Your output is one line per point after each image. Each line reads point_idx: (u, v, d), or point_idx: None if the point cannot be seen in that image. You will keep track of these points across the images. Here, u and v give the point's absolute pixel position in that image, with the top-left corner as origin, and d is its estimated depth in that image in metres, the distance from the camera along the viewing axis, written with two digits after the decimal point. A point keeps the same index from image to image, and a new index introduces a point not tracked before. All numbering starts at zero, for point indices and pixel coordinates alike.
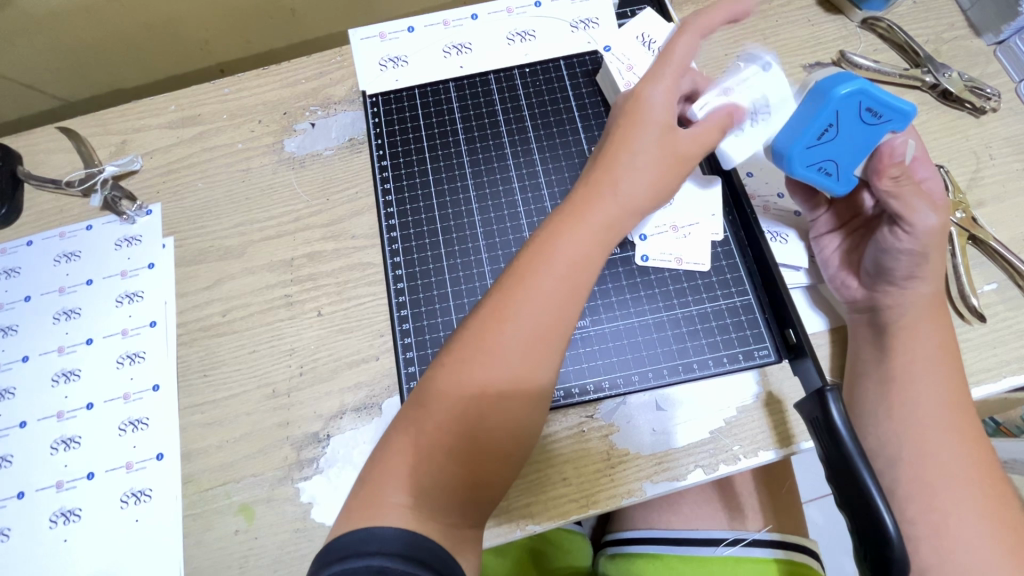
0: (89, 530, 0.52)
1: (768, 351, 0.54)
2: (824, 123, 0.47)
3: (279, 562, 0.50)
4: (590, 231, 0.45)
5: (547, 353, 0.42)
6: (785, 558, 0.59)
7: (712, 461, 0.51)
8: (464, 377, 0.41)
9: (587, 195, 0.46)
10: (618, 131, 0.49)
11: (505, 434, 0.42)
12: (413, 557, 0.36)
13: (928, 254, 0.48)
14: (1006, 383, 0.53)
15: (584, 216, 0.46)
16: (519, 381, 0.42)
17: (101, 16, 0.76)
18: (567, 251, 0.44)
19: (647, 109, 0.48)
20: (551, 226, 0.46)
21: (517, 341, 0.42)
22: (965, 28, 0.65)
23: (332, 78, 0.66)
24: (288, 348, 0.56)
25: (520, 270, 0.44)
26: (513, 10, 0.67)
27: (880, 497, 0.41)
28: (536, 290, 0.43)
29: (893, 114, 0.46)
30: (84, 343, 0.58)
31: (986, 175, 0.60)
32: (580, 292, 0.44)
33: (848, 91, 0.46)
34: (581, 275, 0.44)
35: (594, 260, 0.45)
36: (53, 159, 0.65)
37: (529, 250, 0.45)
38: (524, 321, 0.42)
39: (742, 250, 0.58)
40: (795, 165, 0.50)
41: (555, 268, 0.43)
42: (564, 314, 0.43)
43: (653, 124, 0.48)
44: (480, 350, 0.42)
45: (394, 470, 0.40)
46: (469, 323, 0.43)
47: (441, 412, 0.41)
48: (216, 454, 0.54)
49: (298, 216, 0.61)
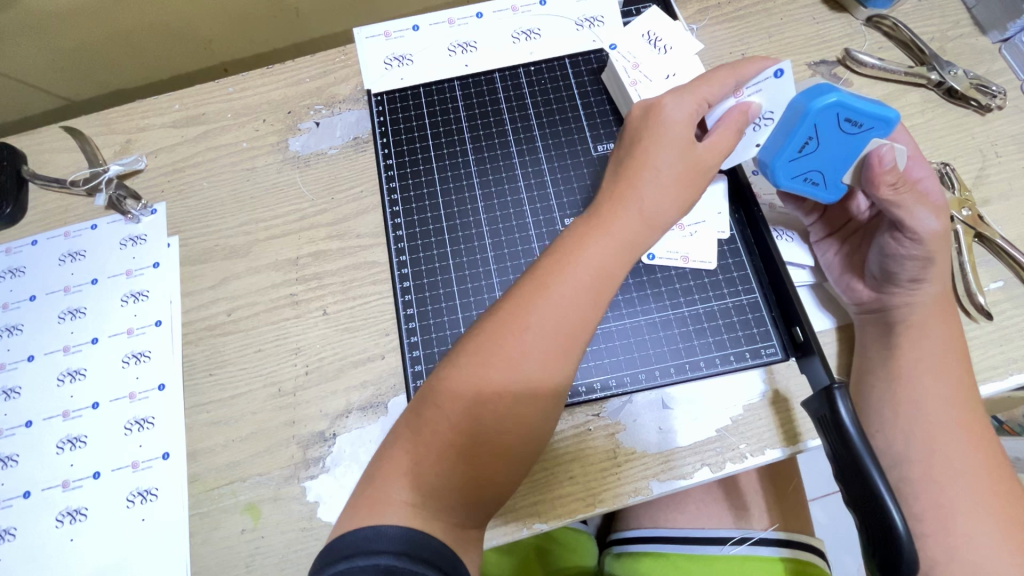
0: (96, 529, 0.52)
1: (775, 349, 0.54)
2: (803, 136, 0.48)
3: (285, 562, 0.50)
4: (613, 243, 0.45)
5: (564, 362, 0.42)
6: (791, 557, 0.59)
7: (719, 459, 0.51)
8: (479, 378, 0.41)
9: (610, 205, 0.47)
10: (640, 140, 0.49)
11: (517, 440, 0.41)
12: (418, 556, 0.36)
13: (934, 257, 0.47)
14: (1012, 381, 0.53)
15: (607, 226, 0.46)
16: (534, 387, 0.42)
17: (105, 16, 0.76)
18: (591, 260, 0.44)
19: (669, 121, 0.48)
20: (574, 234, 0.46)
21: (535, 348, 0.42)
22: (970, 26, 0.65)
23: (337, 77, 0.66)
24: (294, 347, 0.56)
25: (541, 275, 0.44)
26: (517, 8, 0.67)
27: (890, 495, 0.41)
28: (557, 298, 0.43)
29: (872, 121, 0.46)
30: (90, 343, 0.58)
31: (991, 172, 0.60)
32: (599, 303, 0.44)
33: (824, 104, 0.46)
34: (602, 288, 0.44)
35: (616, 271, 0.45)
36: (58, 159, 0.65)
37: (551, 256, 0.45)
38: (541, 328, 0.42)
39: (749, 248, 0.58)
40: (780, 177, 0.51)
41: (576, 276, 0.43)
42: (583, 324, 0.43)
43: (675, 135, 0.48)
44: (498, 354, 0.41)
45: (399, 465, 0.40)
46: (486, 324, 0.43)
47: (454, 410, 0.41)
48: (222, 453, 0.53)
49: (303, 214, 0.61)
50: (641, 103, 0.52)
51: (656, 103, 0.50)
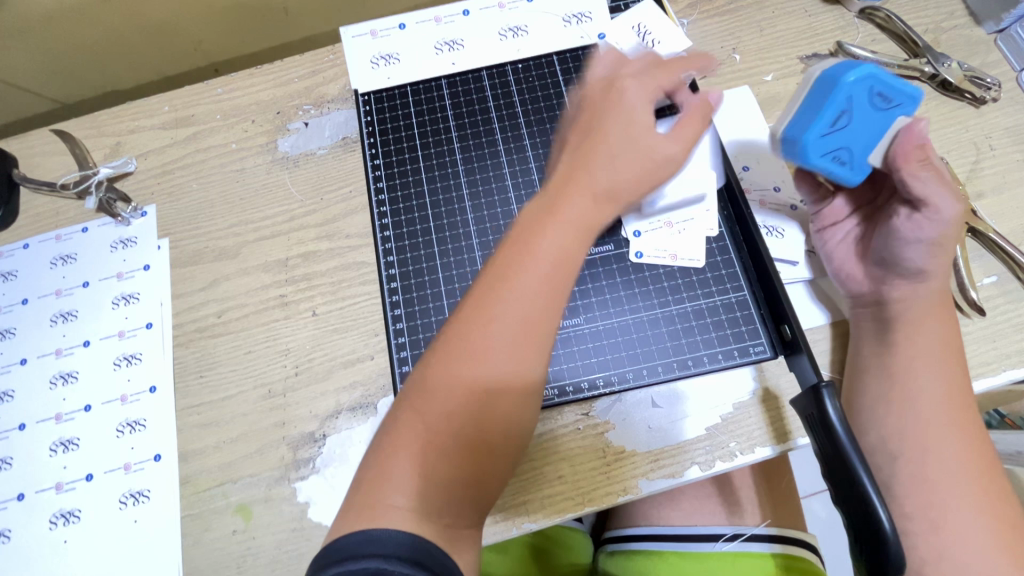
0: (89, 531, 0.53)
1: (763, 347, 0.54)
2: (838, 106, 0.48)
3: (276, 562, 0.50)
4: (573, 228, 0.43)
5: (533, 353, 0.42)
6: (781, 552, 0.58)
7: (708, 458, 0.51)
8: (451, 376, 0.41)
9: (564, 190, 0.45)
10: (598, 123, 0.47)
11: (499, 430, 0.42)
12: (415, 560, 0.35)
13: (938, 245, 0.48)
14: (1005, 377, 0.52)
15: (566, 211, 0.44)
16: (507, 378, 0.41)
17: (94, 18, 0.76)
18: (549, 248, 0.43)
19: (623, 97, 0.48)
20: (531, 218, 0.44)
21: (500, 343, 0.41)
22: (966, 17, 0.64)
23: (325, 76, 0.66)
24: (283, 349, 0.56)
25: (500, 267, 0.43)
26: (504, 6, 0.67)
27: (876, 494, 0.41)
28: (519, 289, 0.42)
29: (900, 98, 0.48)
30: (81, 345, 0.58)
31: (985, 166, 0.59)
32: (563, 291, 0.43)
33: (859, 74, 0.47)
34: (566, 272, 0.43)
35: (577, 258, 0.44)
36: (47, 162, 0.65)
37: (510, 246, 0.44)
38: (505, 319, 0.42)
39: (738, 246, 0.57)
40: (811, 153, 0.49)
41: (536, 267, 0.42)
42: (550, 311, 0.42)
43: (631, 121, 0.46)
44: (466, 350, 0.41)
45: (392, 471, 0.40)
46: (454, 319, 0.43)
47: (431, 411, 0.41)
48: (213, 455, 0.54)
49: (292, 215, 0.61)
50: (602, 82, 0.51)
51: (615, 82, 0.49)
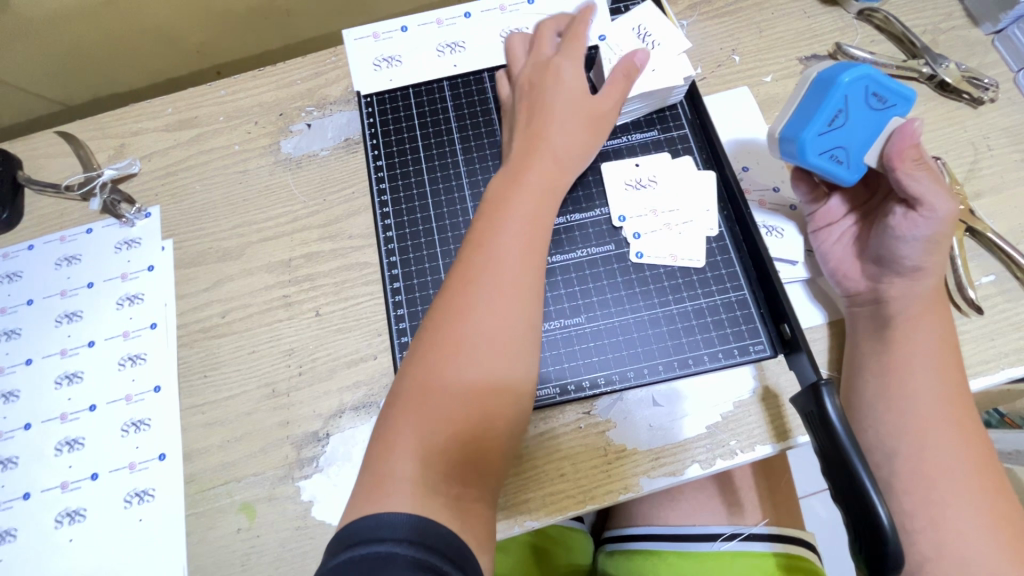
0: (93, 529, 0.53)
1: (763, 346, 0.54)
2: (834, 106, 0.49)
3: (280, 560, 0.51)
4: (539, 193, 0.50)
5: (517, 305, 0.45)
6: (783, 551, 0.58)
7: (709, 456, 0.52)
8: (443, 340, 0.43)
9: (528, 160, 0.52)
10: (539, 100, 0.55)
11: (495, 386, 0.42)
12: (425, 544, 0.34)
13: (935, 243, 0.48)
14: (1003, 375, 0.53)
15: (529, 178, 0.51)
16: (494, 331, 0.43)
17: (97, 20, 0.76)
18: (520, 210, 0.49)
19: (560, 75, 0.56)
20: (495, 193, 0.50)
21: (484, 301, 0.44)
22: (963, 18, 0.65)
23: (328, 78, 0.66)
24: (287, 349, 0.57)
25: (476, 237, 0.47)
26: (506, 8, 0.66)
27: (874, 489, 0.41)
28: (496, 248, 0.46)
29: (895, 99, 0.49)
30: (85, 346, 0.59)
31: (983, 166, 0.59)
32: (537, 245, 0.48)
33: (855, 76, 0.48)
34: (537, 229, 0.49)
35: (546, 216, 0.50)
36: (52, 164, 0.65)
37: (484, 219, 0.49)
38: (487, 277, 0.45)
39: (737, 246, 0.58)
40: (808, 151, 0.50)
41: (510, 227, 0.47)
42: (526, 263, 0.46)
43: (570, 92, 0.55)
44: (453, 315, 0.44)
45: (397, 443, 0.40)
46: (440, 295, 0.46)
47: (428, 378, 0.42)
48: (217, 454, 0.54)
49: (295, 216, 0.61)
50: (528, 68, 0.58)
51: (547, 65, 0.57)
